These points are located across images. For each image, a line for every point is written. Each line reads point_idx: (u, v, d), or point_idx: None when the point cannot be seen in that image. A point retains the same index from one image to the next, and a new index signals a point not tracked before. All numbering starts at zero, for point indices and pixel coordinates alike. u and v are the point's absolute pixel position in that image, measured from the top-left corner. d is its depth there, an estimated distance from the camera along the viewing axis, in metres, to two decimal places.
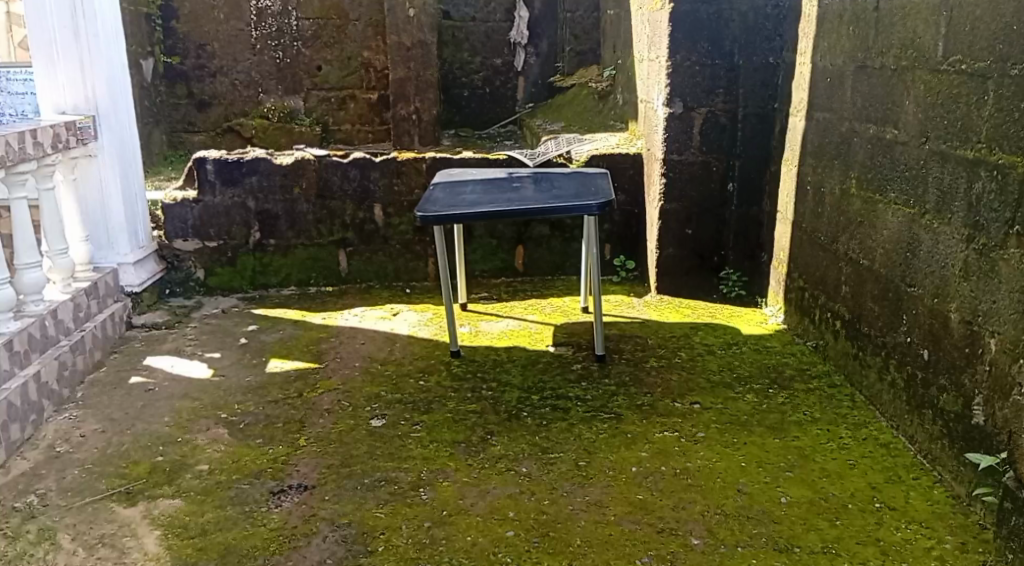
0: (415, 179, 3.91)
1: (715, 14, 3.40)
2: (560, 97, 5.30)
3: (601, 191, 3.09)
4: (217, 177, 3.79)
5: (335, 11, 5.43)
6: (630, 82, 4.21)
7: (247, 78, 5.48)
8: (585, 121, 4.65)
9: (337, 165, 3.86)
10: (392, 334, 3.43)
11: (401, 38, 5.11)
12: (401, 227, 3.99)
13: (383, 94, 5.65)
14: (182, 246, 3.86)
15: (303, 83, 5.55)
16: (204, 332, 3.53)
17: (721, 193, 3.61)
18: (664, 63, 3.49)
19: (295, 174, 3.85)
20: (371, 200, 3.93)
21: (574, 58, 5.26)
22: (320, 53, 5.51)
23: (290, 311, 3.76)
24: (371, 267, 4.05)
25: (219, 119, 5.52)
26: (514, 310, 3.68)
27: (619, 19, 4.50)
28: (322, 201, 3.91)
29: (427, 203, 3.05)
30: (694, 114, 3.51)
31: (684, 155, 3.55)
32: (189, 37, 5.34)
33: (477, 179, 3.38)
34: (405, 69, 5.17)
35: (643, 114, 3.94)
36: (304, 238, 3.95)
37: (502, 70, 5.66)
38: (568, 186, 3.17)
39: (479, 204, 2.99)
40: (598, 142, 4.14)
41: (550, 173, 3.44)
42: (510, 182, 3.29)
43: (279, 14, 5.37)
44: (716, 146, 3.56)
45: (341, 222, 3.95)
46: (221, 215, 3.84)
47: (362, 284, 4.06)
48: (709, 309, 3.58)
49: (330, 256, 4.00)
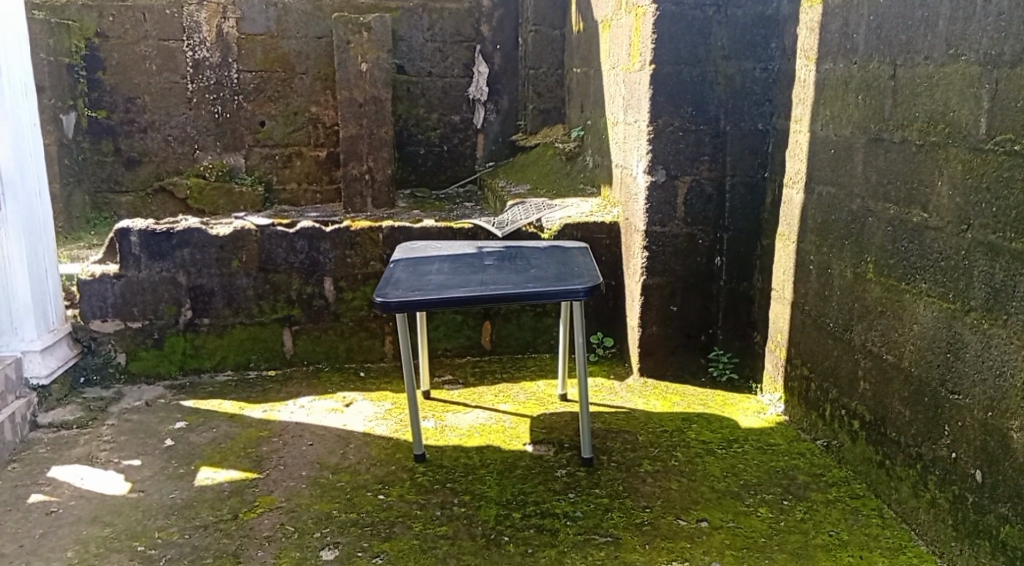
0: (371, 250, 3.52)
1: (699, 77, 3.15)
2: (523, 157, 5.00)
3: (587, 273, 2.73)
4: (142, 250, 3.35)
5: (281, 64, 5.07)
6: (602, 144, 3.93)
7: (182, 133, 5.04)
8: (552, 184, 4.34)
9: (282, 235, 3.45)
10: (345, 433, 2.98)
11: (353, 93, 4.77)
12: (355, 303, 3.56)
13: (332, 151, 5.25)
14: (100, 327, 3.38)
15: (244, 139, 5.13)
16: (123, 432, 3.02)
17: (708, 268, 3.32)
18: (645, 129, 3.22)
19: (234, 245, 3.42)
20: (320, 273, 3.51)
21: (537, 116, 4.98)
22: (264, 107, 5.11)
23: (226, 402, 3.27)
24: (320, 348, 3.59)
25: (150, 178, 5.07)
26: (483, 400, 3.27)
27: (587, 78, 4.25)
28: (265, 275, 3.47)
29: (388, 285, 2.65)
30: (679, 182, 3.24)
31: (667, 227, 3.27)
32: (117, 89, 4.90)
33: (444, 253, 2.99)
34: (357, 126, 4.81)
35: (619, 180, 3.65)
36: (243, 316, 3.49)
37: (460, 128, 5.37)
38: (548, 266, 2.82)
39: (449, 287, 2.61)
40: (570, 209, 3.83)
41: (526, 248, 3.07)
42: (482, 259, 2.91)
43: (219, 66, 4.99)
44: (703, 217, 3.28)
45: (286, 298, 3.51)
46: (147, 291, 3.38)
47: (310, 367, 3.59)
48: (699, 396, 3.24)
49: (273, 336, 3.54)
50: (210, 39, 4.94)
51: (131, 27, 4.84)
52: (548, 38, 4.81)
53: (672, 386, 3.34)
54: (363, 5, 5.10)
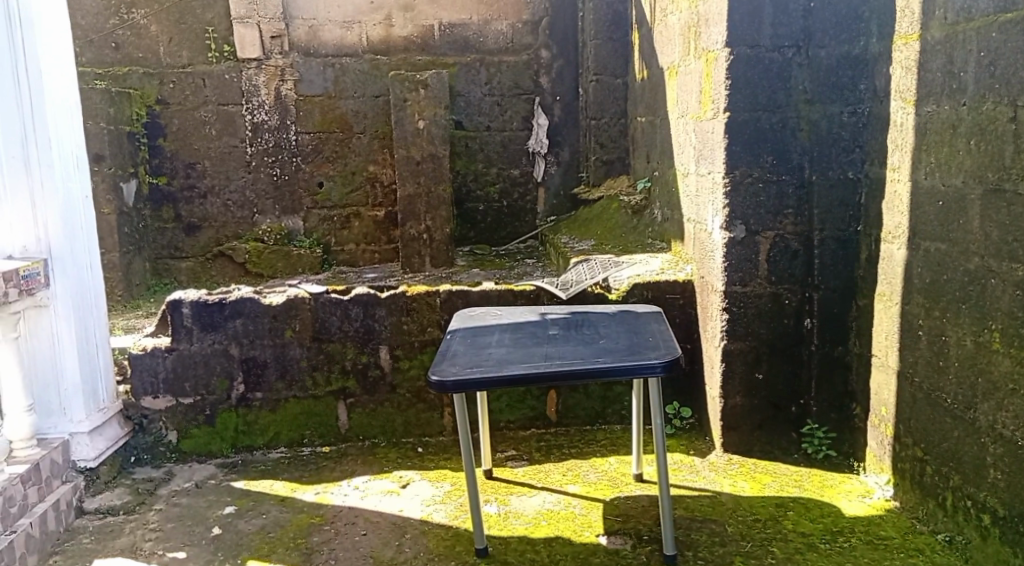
0: (428, 317, 3.32)
1: (780, 123, 2.91)
2: (586, 210, 4.79)
3: (663, 343, 2.45)
4: (194, 322, 3.23)
5: (338, 124, 5.02)
6: (672, 197, 3.68)
7: (241, 197, 5.01)
8: (618, 239, 4.10)
9: (336, 303, 3.28)
10: (401, 520, 2.74)
11: (410, 151, 4.65)
12: (412, 373, 3.36)
13: (390, 210, 5.15)
14: (151, 404, 3.26)
15: (302, 201, 5.08)
16: (170, 519, 2.85)
17: (795, 330, 3.01)
18: (721, 181, 2.97)
19: (287, 314, 3.27)
20: (376, 342, 3.32)
21: (601, 167, 4.78)
22: (322, 168, 5.05)
23: (278, 483, 3.08)
24: (377, 422, 3.39)
25: (210, 243, 5.03)
26: (550, 480, 2.99)
27: (653, 128, 4.03)
28: (318, 344, 3.31)
29: (443, 361, 2.43)
30: (760, 238, 2.97)
31: (749, 286, 2.99)
32: (177, 155, 4.92)
33: (503, 322, 2.76)
34: (415, 184, 4.67)
35: (692, 235, 3.38)
36: (297, 389, 3.32)
37: (520, 181, 5.20)
38: (619, 336, 2.54)
39: (509, 363, 2.37)
40: (638, 266, 3.57)
41: (594, 313, 2.81)
42: (545, 328, 2.67)
43: (277, 129, 4.97)
44: (788, 275, 2.98)
45: (341, 368, 3.33)
46: (199, 365, 3.26)
47: (365, 442, 3.38)
48: (792, 477, 2.89)
49: (328, 410, 3.36)
50: (269, 102, 4.93)
51: (191, 94, 4.87)
52: (610, 87, 4.63)
53: (761, 465, 3.00)
54: (419, 62, 5.03)
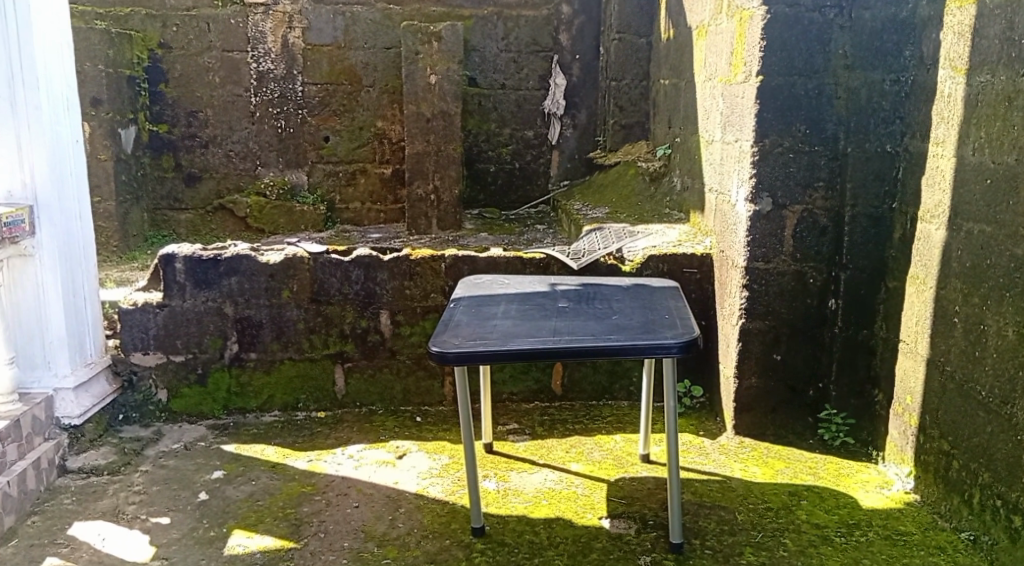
0: (432, 281, 3.18)
1: (816, 89, 2.72)
2: (601, 176, 4.60)
3: (680, 320, 2.29)
4: (187, 278, 3.10)
5: (347, 76, 4.82)
6: (693, 166, 3.49)
7: (244, 148, 4.84)
8: (633, 207, 3.92)
9: (337, 264, 3.14)
10: (394, 493, 2.61)
11: (421, 107, 4.45)
12: (413, 339, 3.22)
13: (397, 168, 4.97)
14: (141, 360, 3.14)
15: (307, 155, 4.91)
16: (155, 482, 2.74)
17: (819, 311, 2.85)
18: (749, 149, 2.80)
19: (285, 273, 3.13)
20: (377, 305, 3.18)
21: (618, 132, 4.58)
22: (328, 122, 4.87)
23: (269, 448, 2.96)
24: (375, 388, 3.25)
25: (210, 195, 4.88)
26: (552, 457, 2.86)
27: (676, 91, 3.82)
28: (316, 306, 3.17)
29: (445, 331, 2.28)
30: (787, 212, 2.80)
31: (772, 263, 2.82)
32: (179, 103, 4.74)
33: (510, 291, 2.61)
34: (424, 142, 4.48)
35: (713, 207, 3.20)
36: (292, 351, 3.19)
37: (534, 144, 5.01)
38: (633, 311, 2.39)
39: (515, 337, 2.22)
40: (654, 237, 3.40)
41: (606, 285, 2.65)
42: (554, 300, 2.51)
43: (283, 79, 4.77)
44: (814, 253, 2.81)
45: (339, 332, 3.19)
46: (191, 322, 3.13)
47: (362, 409, 3.25)
48: (807, 464, 2.75)
49: (324, 374, 3.22)
50: (275, 50, 4.73)
51: (195, 38, 4.67)
52: (632, 46, 4.41)
53: (775, 449, 2.85)
54: (434, 13, 4.81)
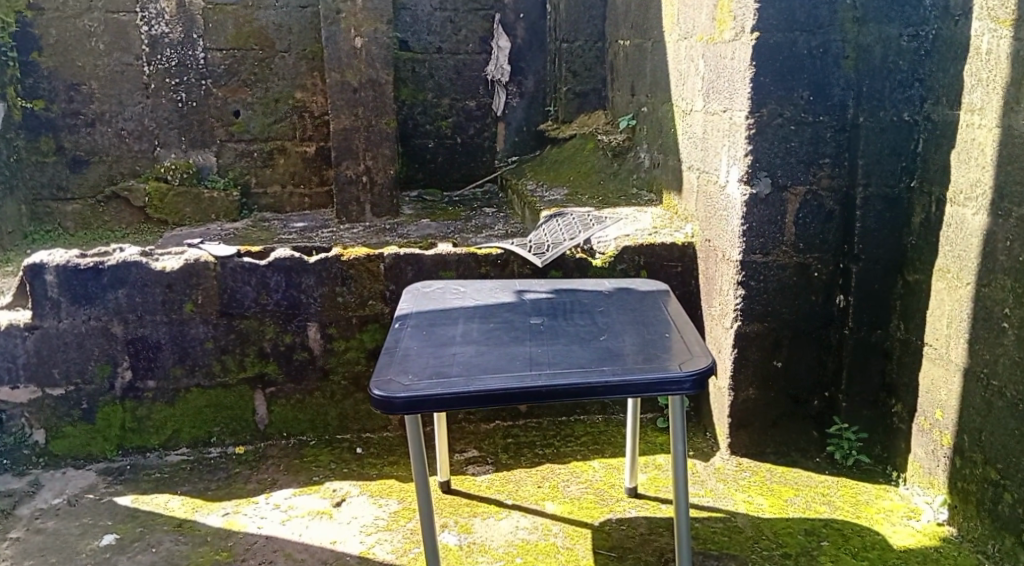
0: (369, 286, 2.65)
1: (820, 48, 2.28)
2: (554, 151, 4.12)
3: (685, 340, 1.84)
4: (62, 293, 2.50)
5: (258, 40, 4.17)
6: (666, 140, 3.06)
7: (139, 126, 4.16)
8: (594, 187, 3.46)
9: (250, 269, 2.58)
10: (333, 559, 2.11)
11: (346, 75, 3.84)
12: (348, 356, 2.69)
13: (322, 146, 4.37)
14: (8, 397, 2.53)
15: (214, 133, 4.25)
16: (26, 556, 2.16)
17: (825, 310, 2.45)
18: (743, 122, 2.36)
19: (185, 283, 2.55)
20: (302, 317, 2.64)
21: (572, 101, 4.13)
22: (237, 93, 4.22)
23: (174, 500, 2.41)
24: (304, 416, 2.72)
25: (101, 182, 4.20)
26: (520, 495, 2.39)
27: (641, 53, 3.36)
28: (228, 321, 2.60)
29: (387, 365, 1.78)
30: (789, 195, 2.37)
31: (770, 255, 2.40)
32: (57, 73, 4.02)
33: (467, 303, 2.12)
34: (350, 116, 3.88)
35: (695, 187, 2.76)
36: (201, 377, 2.63)
37: (476, 115, 4.49)
38: (624, 329, 1.92)
39: (480, 370, 1.73)
40: (625, 223, 2.95)
41: (584, 292, 2.18)
42: (523, 314, 2.03)
43: (181, 44, 4.09)
44: (819, 242, 2.40)
45: (257, 351, 2.64)
46: (70, 347, 2.53)
47: (290, 441, 2.71)
48: (817, 490, 2.35)
49: (241, 401, 2.67)
50: (170, 10, 4.04)
51: None
52: (585, 2, 3.93)
53: (778, 472, 2.45)
54: None
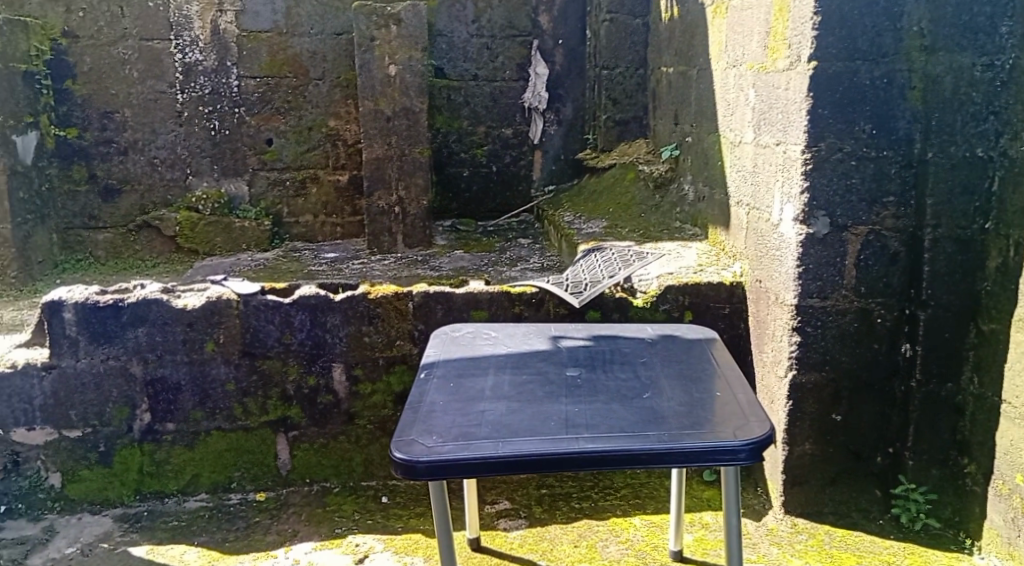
0: (397, 326, 2.52)
1: (884, 77, 2.10)
2: (593, 180, 3.98)
3: (739, 400, 1.66)
4: (81, 332, 2.41)
5: (292, 68, 4.12)
6: (712, 172, 2.90)
7: (171, 154, 4.12)
8: (634, 220, 3.31)
9: (274, 307, 2.48)
10: None
11: (379, 103, 3.75)
12: (375, 399, 2.57)
13: (354, 175, 4.30)
14: (25, 439, 2.45)
15: (246, 161, 4.20)
16: None
17: (888, 360, 2.26)
18: (799, 157, 2.19)
19: (207, 322, 2.46)
20: (327, 358, 2.52)
21: (612, 129, 4.00)
22: (270, 121, 4.17)
23: (191, 551, 2.28)
24: (329, 461, 2.59)
25: (133, 210, 4.16)
26: (555, 556, 2.22)
27: (685, 81, 3.21)
28: (251, 361, 2.50)
29: (410, 423, 1.63)
30: (849, 235, 2.19)
31: (828, 300, 2.23)
32: (91, 102, 4.01)
33: (499, 351, 1.97)
34: (383, 145, 3.79)
35: (744, 223, 2.60)
36: (222, 419, 2.53)
37: (513, 143, 4.37)
38: (670, 385, 1.75)
39: (512, 431, 1.58)
40: (669, 259, 2.80)
41: (624, 339, 2.02)
42: (559, 365, 1.87)
43: (214, 72, 4.06)
44: (882, 287, 2.22)
45: (280, 393, 2.53)
46: (89, 388, 2.45)
47: (313, 487, 2.59)
48: (881, 558, 2.14)
49: (264, 446, 2.56)
50: (204, 38, 4.02)
51: (107, 25, 3.95)
52: (626, 28, 3.82)
53: (837, 535, 2.26)
54: None
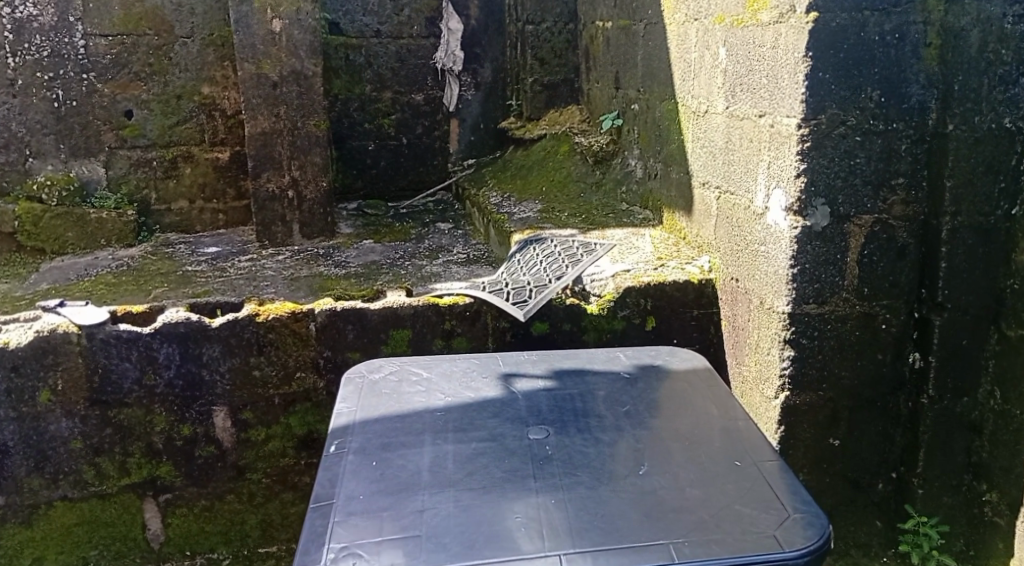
0: (296, 354, 1.99)
1: (895, 32, 1.71)
2: (520, 153, 3.52)
3: (767, 474, 1.25)
4: None
5: (152, 23, 3.43)
6: (667, 145, 2.49)
7: (3, 132, 3.36)
8: (574, 201, 2.87)
9: (130, 341, 1.90)
10: None
11: (262, 66, 3.11)
12: (271, 447, 2.04)
13: (237, 151, 3.66)
14: None
15: (101, 139, 3.49)
16: None
17: (893, 371, 1.92)
18: (792, 131, 1.77)
19: (37, 364, 1.85)
20: (207, 400, 1.97)
21: (540, 93, 3.60)
22: (128, 90, 3.47)
23: None
24: (214, 526, 2.05)
25: None
26: None
27: (628, 38, 2.76)
28: (103, 411, 1.92)
29: (319, 540, 1.14)
30: (852, 226, 1.82)
31: (826, 305, 1.85)
32: None
33: (434, 404, 1.48)
34: (270, 117, 3.15)
35: (714, 209, 2.20)
36: (68, 487, 1.94)
37: (424, 111, 3.83)
38: (671, 450, 1.32)
39: (468, 545, 1.11)
40: (623, 251, 2.37)
41: (596, 377, 1.57)
42: (516, 422, 1.41)
43: (52, 30, 3.31)
44: (887, 286, 1.86)
45: (146, 448, 1.96)
46: None
47: (196, 562, 2.05)
48: None
49: (127, 516, 1.99)
50: None
51: None
52: None
53: None
54: None
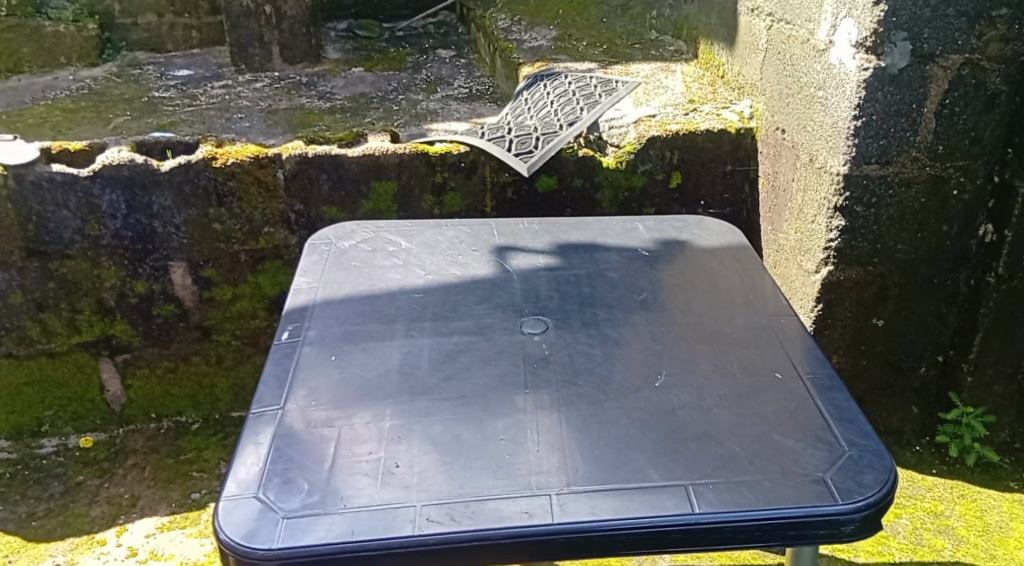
0: (262, 206, 1.71)
1: None
2: None
3: (817, 389, 0.97)
4: None
5: None
6: None
7: None
8: (592, 29, 2.47)
9: (66, 185, 1.62)
10: None
11: None
12: (239, 308, 1.81)
13: None
14: None
15: None
16: None
17: (958, 245, 1.61)
18: None
19: None
20: (162, 254, 1.72)
21: None
22: None
23: None
24: (181, 389, 1.87)
25: None
26: None
27: None
28: (43, 263, 1.68)
29: (252, 461, 0.91)
30: (936, 69, 1.46)
31: (891, 167, 1.53)
32: None
33: (410, 284, 1.22)
34: None
35: (762, 43, 1.82)
36: (12, 344, 1.74)
37: None
38: (696, 352, 1.05)
39: (429, 477, 0.87)
40: (649, 92, 2.02)
41: (609, 256, 1.29)
42: (508, 311, 1.15)
43: None
44: (968, 145, 1.53)
45: (97, 304, 1.74)
46: None
47: (162, 425, 1.88)
48: (925, 508, 1.58)
49: (83, 376, 1.81)
50: None
51: None
52: None
53: None
54: None
